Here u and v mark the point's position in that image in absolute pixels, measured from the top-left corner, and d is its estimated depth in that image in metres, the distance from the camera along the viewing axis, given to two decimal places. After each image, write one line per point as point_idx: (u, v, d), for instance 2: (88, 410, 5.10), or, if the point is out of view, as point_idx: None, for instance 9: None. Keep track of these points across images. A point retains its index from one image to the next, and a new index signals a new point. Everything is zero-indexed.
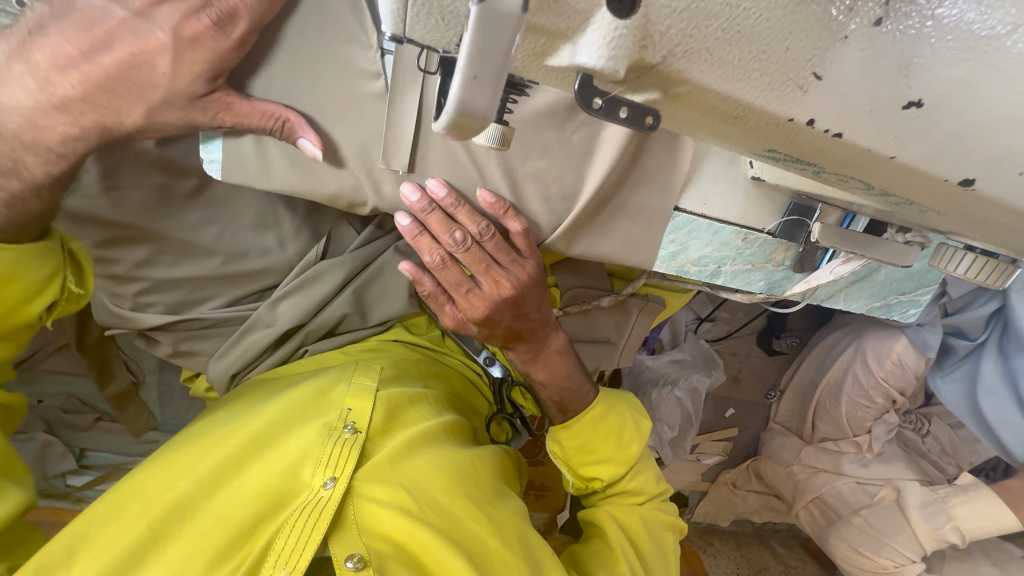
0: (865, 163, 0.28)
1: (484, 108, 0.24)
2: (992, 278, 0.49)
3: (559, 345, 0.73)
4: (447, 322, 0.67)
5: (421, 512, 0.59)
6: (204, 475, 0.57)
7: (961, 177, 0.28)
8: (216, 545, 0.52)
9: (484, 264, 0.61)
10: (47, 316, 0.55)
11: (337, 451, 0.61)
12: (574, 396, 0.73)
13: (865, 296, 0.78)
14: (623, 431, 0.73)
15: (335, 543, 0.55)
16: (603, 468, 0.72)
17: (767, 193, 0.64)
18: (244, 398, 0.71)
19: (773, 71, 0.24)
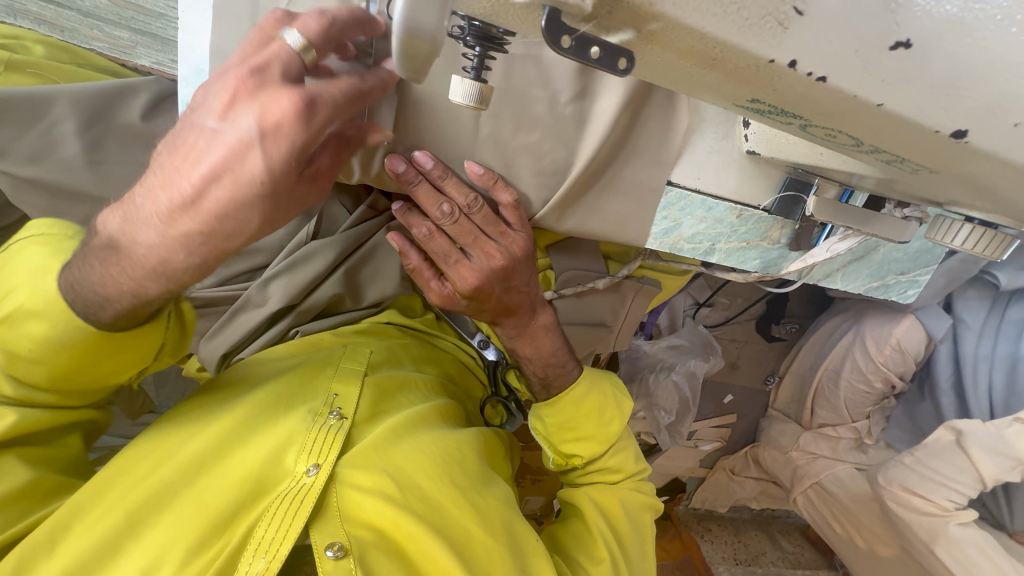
0: (849, 114, 0.27)
1: (432, 26, 0.27)
2: (991, 249, 0.48)
3: (546, 321, 0.73)
4: (433, 298, 0.66)
5: (405, 500, 0.58)
6: (185, 464, 0.56)
7: (954, 129, 0.26)
8: (195, 532, 0.52)
9: (473, 237, 0.59)
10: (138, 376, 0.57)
11: (321, 438, 0.60)
12: (559, 372, 0.72)
13: (863, 276, 0.76)
14: (607, 409, 0.73)
15: (316, 531, 0.54)
16: (583, 445, 0.72)
17: (763, 168, 0.63)
18: (230, 382, 0.71)
19: (752, 5, 0.22)
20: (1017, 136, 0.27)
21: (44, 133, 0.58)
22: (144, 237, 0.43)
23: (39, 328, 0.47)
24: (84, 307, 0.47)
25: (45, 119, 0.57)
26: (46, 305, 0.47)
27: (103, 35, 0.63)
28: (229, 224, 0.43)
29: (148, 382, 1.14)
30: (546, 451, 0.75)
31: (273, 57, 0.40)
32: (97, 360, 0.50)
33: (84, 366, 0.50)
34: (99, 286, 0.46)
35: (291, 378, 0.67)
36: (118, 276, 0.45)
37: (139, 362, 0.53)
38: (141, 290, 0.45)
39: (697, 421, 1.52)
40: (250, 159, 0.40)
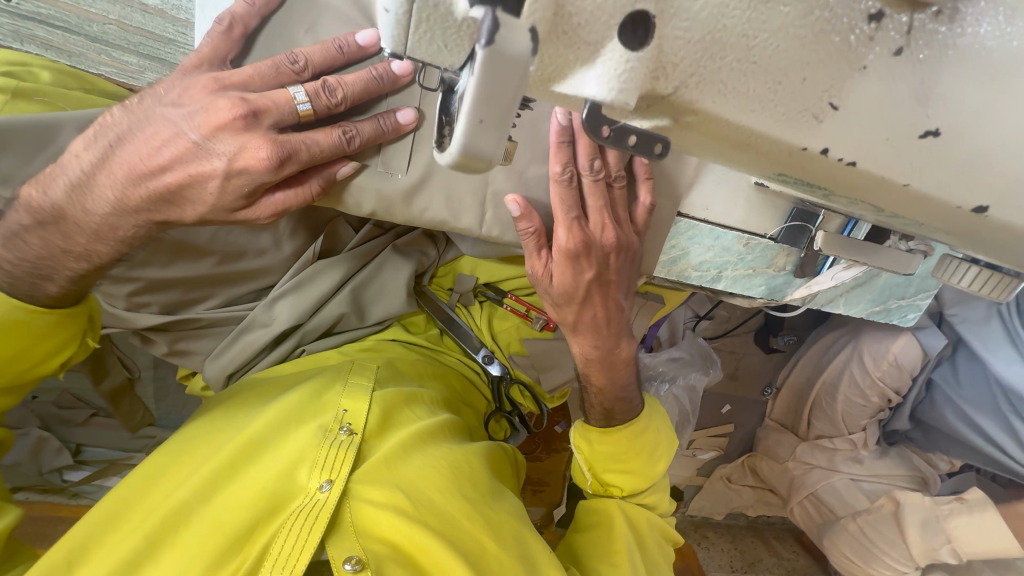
0: (873, 189, 0.28)
1: (491, 151, 0.24)
2: (995, 291, 0.48)
3: (626, 354, 0.72)
4: (535, 268, 0.62)
5: (418, 514, 0.58)
6: (200, 482, 0.57)
7: (975, 205, 0.27)
8: (211, 551, 0.52)
9: (600, 202, 0.56)
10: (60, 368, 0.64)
11: (334, 454, 0.61)
12: (623, 406, 0.72)
13: (865, 301, 0.77)
14: (656, 450, 0.73)
15: (332, 546, 0.54)
16: (626, 478, 0.72)
17: (769, 199, 0.64)
18: (241, 400, 0.71)
19: (789, 100, 0.25)
20: None
21: (51, 160, 0.57)
22: (93, 204, 0.54)
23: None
24: (25, 281, 0.56)
25: (53, 147, 0.57)
26: None
27: (111, 60, 0.64)
28: (163, 205, 0.54)
29: (148, 395, 1.13)
30: (585, 476, 0.74)
31: (273, 105, 0.50)
32: (29, 348, 0.58)
33: (15, 358, 0.58)
34: (38, 257, 0.55)
35: (300, 395, 0.68)
36: (51, 241, 0.55)
37: (64, 348, 0.61)
38: (92, 252, 0.56)
39: (695, 431, 1.53)
40: (210, 184, 0.52)
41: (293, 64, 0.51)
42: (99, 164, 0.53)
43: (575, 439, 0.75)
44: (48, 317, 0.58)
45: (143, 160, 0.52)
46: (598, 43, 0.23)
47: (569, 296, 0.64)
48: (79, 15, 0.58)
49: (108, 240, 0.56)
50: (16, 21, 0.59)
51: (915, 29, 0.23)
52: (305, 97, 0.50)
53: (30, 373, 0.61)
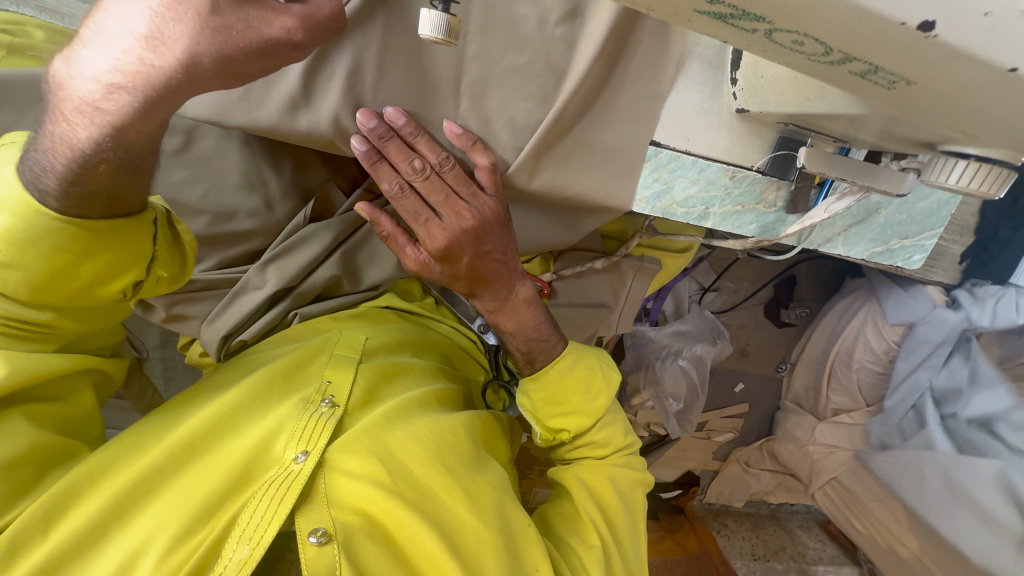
0: (811, 9, 0.26)
1: None
2: (988, 186, 0.47)
3: (526, 294, 0.70)
4: (409, 264, 0.65)
5: (394, 487, 0.57)
6: (174, 446, 0.56)
7: (919, 20, 0.26)
8: (182, 515, 0.51)
9: (443, 195, 0.58)
10: (131, 292, 0.57)
11: (312, 425, 0.59)
12: (541, 346, 0.70)
13: (865, 241, 0.75)
14: (593, 384, 0.70)
15: (302, 517, 0.53)
16: (570, 420, 0.70)
17: (753, 126, 0.63)
18: (230, 374, 0.70)
19: None
20: (986, 29, 0.26)
21: (44, 112, 0.59)
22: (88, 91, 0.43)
23: (4, 223, 0.47)
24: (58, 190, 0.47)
25: (46, 98, 0.59)
26: (15, 201, 0.47)
27: None
28: (165, 39, 0.41)
29: (157, 375, 1.16)
30: (533, 426, 0.72)
31: None
32: (80, 262, 0.50)
33: (66, 272, 0.50)
34: (64, 164, 0.45)
35: (283, 365, 0.67)
36: (79, 134, 0.44)
37: (128, 270, 0.54)
38: (101, 144, 0.44)
39: (707, 411, 1.49)
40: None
41: None
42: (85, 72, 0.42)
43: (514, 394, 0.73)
44: (106, 229, 0.50)
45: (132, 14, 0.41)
46: None
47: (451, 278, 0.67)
48: None
49: (126, 100, 0.43)
50: None
51: None
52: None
53: (92, 297, 0.54)
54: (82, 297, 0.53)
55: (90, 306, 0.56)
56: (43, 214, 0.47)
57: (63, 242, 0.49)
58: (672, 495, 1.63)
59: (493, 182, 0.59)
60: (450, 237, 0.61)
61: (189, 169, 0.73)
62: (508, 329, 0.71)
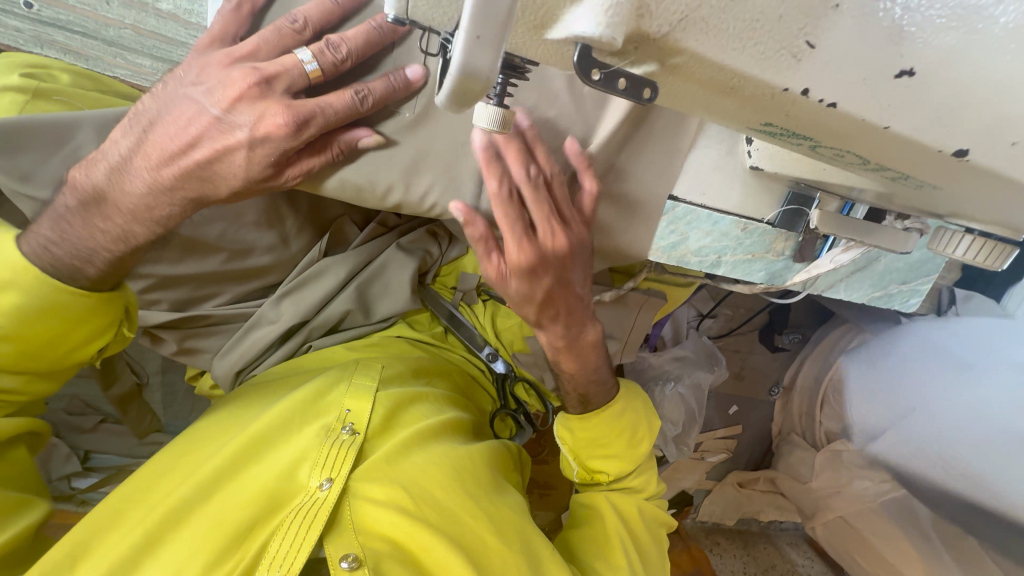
0: (855, 135, 0.28)
1: (488, 71, 0.23)
2: (991, 259, 0.49)
3: (592, 337, 0.70)
4: (489, 274, 0.60)
5: (419, 511, 0.58)
6: (202, 478, 0.56)
7: (954, 147, 0.28)
8: (212, 545, 0.52)
9: (546, 210, 0.56)
10: (98, 356, 0.62)
11: (334, 453, 0.60)
12: (598, 389, 0.72)
13: (866, 286, 0.78)
14: (637, 430, 0.74)
15: (331, 543, 0.54)
16: (611, 463, 0.73)
17: (766, 183, 0.65)
18: (242, 402, 0.70)
19: (768, 39, 0.23)
20: (1014, 156, 0.29)
21: (67, 157, 0.58)
22: (131, 187, 0.52)
23: (12, 300, 0.52)
24: (64, 262, 0.53)
25: (70, 143, 0.58)
26: (14, 275, 0.51)
27: (126, 63, 0.64)
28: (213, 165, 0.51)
29: (156, 400, 1.14)
30: (572, 466, 0.75)
31: (284, 71, 0.48)
32: (65, 336, 0.56)
33: (49, 344, 0.56)
34: (80, 240, 0.53)
35: (303, 392, 0.66)
36: (108, 227, 0.53)
37: (101, 336, 0.59)
38: (128, 235, 0.54)
39: (703, 433, 1.52)
40: (237, 156, 0.50)
41: (294, 24, 0.50)
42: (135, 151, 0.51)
43: (557, 431, 0.75)
44: (83, 304, 0.55)
45: (172, 139, 0.50)
46: None
47: (528, 300, 0.62)
48: (98, 20, 0.61)
49: (163, 200, 0.53)
50: (37, 26, 0.61)
51: None
52: (311, 58, 0.48)
53: (66, 360, 0.59)
54: (55, 364, 0.58)
55: (56, 372, 0.60)
56: (47, 289, 0.52)
57: (61, 314, 0.54)
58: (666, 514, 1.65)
59: (590, 213, 0.60)
60: (544, 258, 0.58)
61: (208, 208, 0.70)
62: (568, 369, 0.71)
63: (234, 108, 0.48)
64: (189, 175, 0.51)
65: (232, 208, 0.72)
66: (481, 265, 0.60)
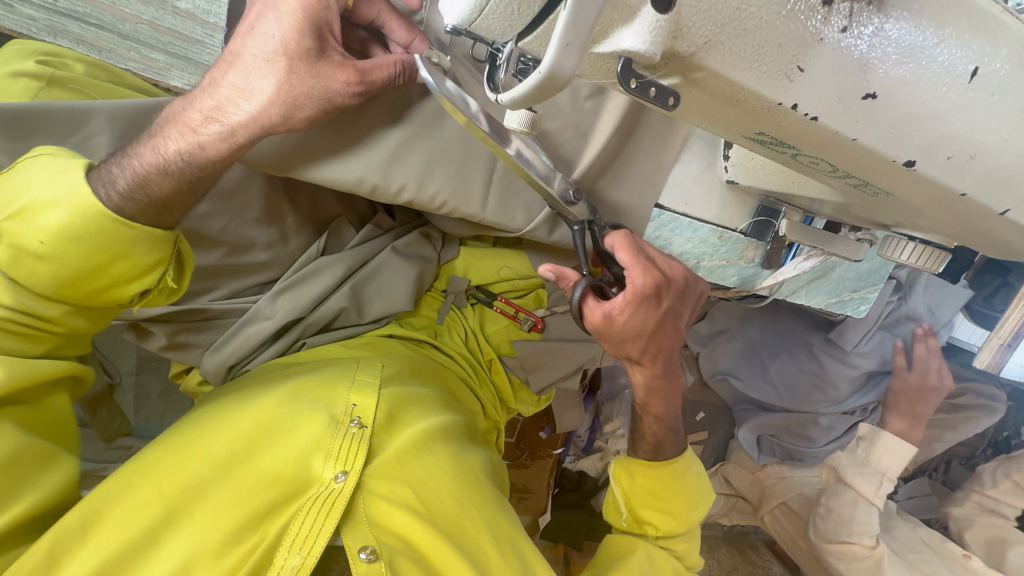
0: (830, 145, 0.34)
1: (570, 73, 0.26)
2: (928, 261, 0.58)
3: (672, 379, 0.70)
4: (590, 322, 0.57)
5: (429, 514, 0.60)
6: (216, 459, 0.57)
7: (905, 158, 0.35)
8: (231, 527, 0.53)
9: (643, 302, 0.56)
10: (137, 301, 0.59)
11: (347, 445, 0.62)
12: (672, 440, 0.73)
13: (823, 293, 0.87)
14: (696, 494, 0.73)
15: (348, 535, 0.56)
16: (664, 519, 0.71)
17: (739, 196, 0.72)
18: (255, 385, 0.69)
19: (769, 61, 0.29)
20: (950, 167, 0.36)
21: (80, 144, 0.59)
22: (187, 121, 0.51)
23: (56, 219, 0.50)
24: (113, 177, 0.50)
25: (84, 130, 0.59)
26: (72, 199, 0.49)
27: (139, 57, 0.66)
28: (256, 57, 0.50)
29: (127, 403, 1.11)
30: (621, 506, 0.74)
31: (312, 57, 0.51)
32: (99, 264, 0.52)
33: (91, 277, 0.53)
34: (131, 154, 0.51)
35: (310, 384, 0.68)
36: (164, 144, 0.51)
37: (139, 276, 0.55)
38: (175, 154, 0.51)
39: None
40: (269, 28, 0.50)
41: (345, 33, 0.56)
42: (196, 95, 0.52)
43: (616, 470, 0.75)
44: (130, 237, 0.52)
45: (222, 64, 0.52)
46: (635, 7, 0.26)
47: (638, 334, 0.59)
48: (115, 14, 0.62)
49: (212, 123, 0.51)
50: (52, 17, 0.62)
51: (854, 15, 0.29)
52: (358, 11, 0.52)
53: (101, 297, 0.56)
54: (86, 301, 0.56)
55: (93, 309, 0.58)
56: (103, 216, 0.50)
57: (109, 242, 0.52)
58: None
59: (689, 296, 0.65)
60: (662, 280, 0.58)
61: (214, 202, 0.72)
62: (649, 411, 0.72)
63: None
64: (237, 84, 0.50)
65: (236, 203, 0.74)
66: (584, 307, 0.57)
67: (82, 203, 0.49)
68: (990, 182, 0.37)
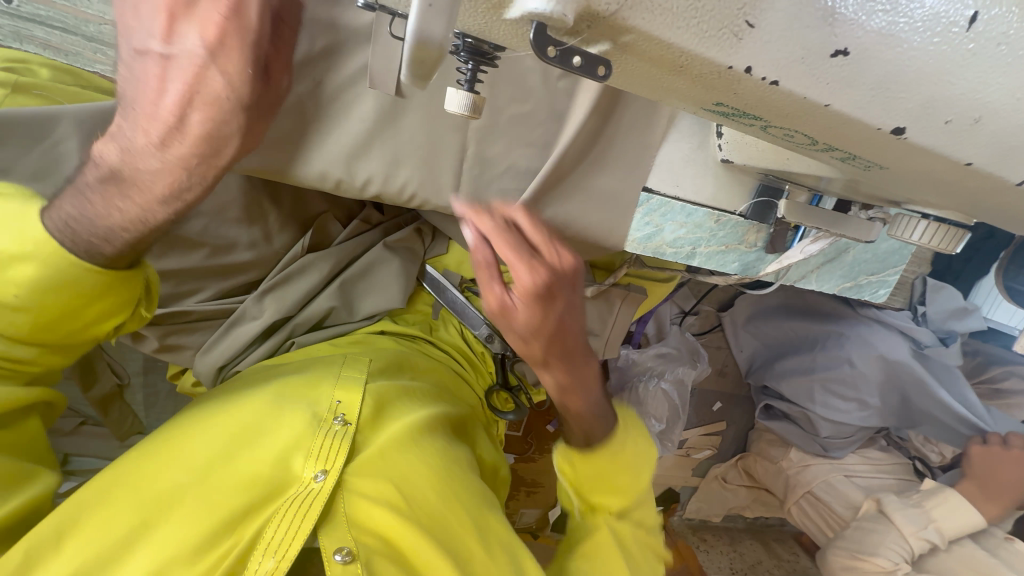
0: (801, 113, 0.30)
1: (441, 38, 0.25)
2: (945, 243, 0.52)
3: (593, 371, 0.66)
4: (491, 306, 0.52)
5: (411, 512, 0.57)
6: (196, 465, 0.55)
7: (892, 126, 0.30)
8: (204, 530, 0.51)
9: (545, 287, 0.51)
10: (114, 332, 0.59)
11: (328, 444, 0.60)
12: (599, 426, 0.68)
13: (836, 277, 0.81)
14: (638, 465, 0.70)
15: (325, 535, 0.53)
16: (614, 499, 0.67)
17: (736, 175, 0.67)
18: (237, 387, 0.69)
19: (709, 18, 0.25)
20: (950, 133, 0.31)
21: (48, 150, 0.58)
22: (145, 165, 0.46)
23: (27, 272, 0.48)
24: (83, 240, 0.49)
25: (52, 135, 0.58)
26: (36, 247, 0.48)
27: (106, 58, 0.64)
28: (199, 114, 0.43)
29: (137, 403, 1.14)
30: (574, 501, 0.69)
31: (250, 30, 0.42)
32: (82, 308, 0.52)
33: (68, 316, 0.52)
34: (96, 217, 0.48)
35: (296, 385, 0.66)
36: (120, 204, 0.47)
37: (119, 312, 0.55)
38: (149, 217, 0.48)
39: (688, 429, 1.53)
40: (211, 79, 0.42)
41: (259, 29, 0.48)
42: (127, 124, 0.45)
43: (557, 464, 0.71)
44: (97, 279, 0.50)
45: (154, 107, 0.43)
46: None
47: (538, 334, 0.55)
48: (78, 15, 0.61)
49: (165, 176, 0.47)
50: (14, 22, 0.61)
51: None
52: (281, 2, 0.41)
53: (81, 334, 0.55)
54: (69, 339, 0.55)
55: (68, 347, 0.57)
56: (71, 262, 0.48)
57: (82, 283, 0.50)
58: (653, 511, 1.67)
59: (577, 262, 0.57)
60: (554, 275, 0.52)
61: (192, 204, 0.71)
62: (573, 408, 0.66)
63: (176, 33, 0.40)
64: (182, 143, 0.45)
65: (214, 204, 0.73)
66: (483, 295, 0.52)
67: (44, 247, 0.48)
68: (1000, 151, 0.32)
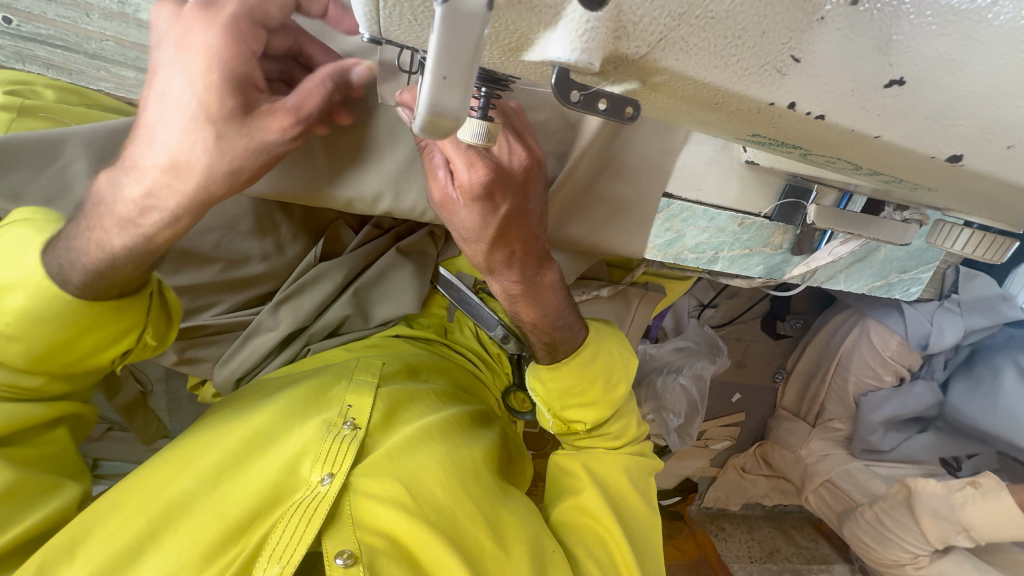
0: (848, 144, 0.29)
1: (456, 109, 0.24)
2: (990, 253, 0.49)
3: (552, 279, 0.65)
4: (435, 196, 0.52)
5: (419, 510, 0.56)
6: (203, 472, 0.55)
7: (949, 154, 0.28)
8: (210, 538, 0.51)
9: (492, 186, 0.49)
10: (119, 359, 0.58)
11: (336, 447, 0.59)
12: (566, 336, 0.67)
13: (865, 276, 0.77)
14: (612, 374, 0.70)
15: (328, 538, 0.52)
16: (588, 411, 0.69)
17: (762, 176, 0.64)
18: (248, 397, 0.68)
19: (750, 56, 0.24)
20: (1012, 157, 0.28)
21: (57, 174, 0.57)
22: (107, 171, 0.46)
23: (19, 302, 0.48)
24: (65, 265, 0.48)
25: (62, 158, 0.57)
26: (27, 280, 0.48)
27: (110, 76, 0.63)
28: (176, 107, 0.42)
29: (161, 408, 1.16)
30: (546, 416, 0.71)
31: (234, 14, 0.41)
32: (80, 335, 0.51)
33: (68, 345, 0.51)
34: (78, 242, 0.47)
35: (306, 390, 0.66)
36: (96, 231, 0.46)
37: (118, 338, 0.54)
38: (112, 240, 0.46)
39: (706, 421, 1.52)
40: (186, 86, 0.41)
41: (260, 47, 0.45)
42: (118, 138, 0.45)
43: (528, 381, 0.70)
44: (95, 309, 0.50)
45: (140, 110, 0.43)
46: (558, 5, 0.22)
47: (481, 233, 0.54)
48: (79, 33, 0.59)
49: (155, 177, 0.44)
50: (17, 42, 0.60)
51: None
52: None
53: (81, 364, 0.54)
54: (71, 364, 0.54)
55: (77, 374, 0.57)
56: (60, 295, 0.48)
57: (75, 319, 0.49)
58: (671, 501, 1.68)
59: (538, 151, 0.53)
60: (504, 175, 0.49)
61: (204, 219, 0.71)
62: (530, 320, 0.65)
63: (177, 42, 0.41)
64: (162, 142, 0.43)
65: (226, 218, 0.73)
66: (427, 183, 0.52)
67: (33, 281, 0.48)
68: None
